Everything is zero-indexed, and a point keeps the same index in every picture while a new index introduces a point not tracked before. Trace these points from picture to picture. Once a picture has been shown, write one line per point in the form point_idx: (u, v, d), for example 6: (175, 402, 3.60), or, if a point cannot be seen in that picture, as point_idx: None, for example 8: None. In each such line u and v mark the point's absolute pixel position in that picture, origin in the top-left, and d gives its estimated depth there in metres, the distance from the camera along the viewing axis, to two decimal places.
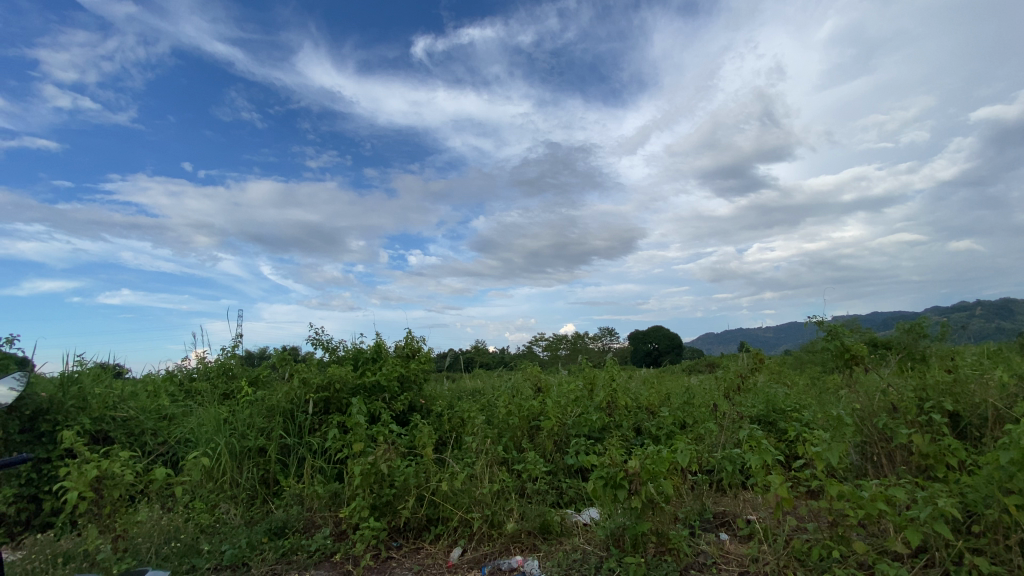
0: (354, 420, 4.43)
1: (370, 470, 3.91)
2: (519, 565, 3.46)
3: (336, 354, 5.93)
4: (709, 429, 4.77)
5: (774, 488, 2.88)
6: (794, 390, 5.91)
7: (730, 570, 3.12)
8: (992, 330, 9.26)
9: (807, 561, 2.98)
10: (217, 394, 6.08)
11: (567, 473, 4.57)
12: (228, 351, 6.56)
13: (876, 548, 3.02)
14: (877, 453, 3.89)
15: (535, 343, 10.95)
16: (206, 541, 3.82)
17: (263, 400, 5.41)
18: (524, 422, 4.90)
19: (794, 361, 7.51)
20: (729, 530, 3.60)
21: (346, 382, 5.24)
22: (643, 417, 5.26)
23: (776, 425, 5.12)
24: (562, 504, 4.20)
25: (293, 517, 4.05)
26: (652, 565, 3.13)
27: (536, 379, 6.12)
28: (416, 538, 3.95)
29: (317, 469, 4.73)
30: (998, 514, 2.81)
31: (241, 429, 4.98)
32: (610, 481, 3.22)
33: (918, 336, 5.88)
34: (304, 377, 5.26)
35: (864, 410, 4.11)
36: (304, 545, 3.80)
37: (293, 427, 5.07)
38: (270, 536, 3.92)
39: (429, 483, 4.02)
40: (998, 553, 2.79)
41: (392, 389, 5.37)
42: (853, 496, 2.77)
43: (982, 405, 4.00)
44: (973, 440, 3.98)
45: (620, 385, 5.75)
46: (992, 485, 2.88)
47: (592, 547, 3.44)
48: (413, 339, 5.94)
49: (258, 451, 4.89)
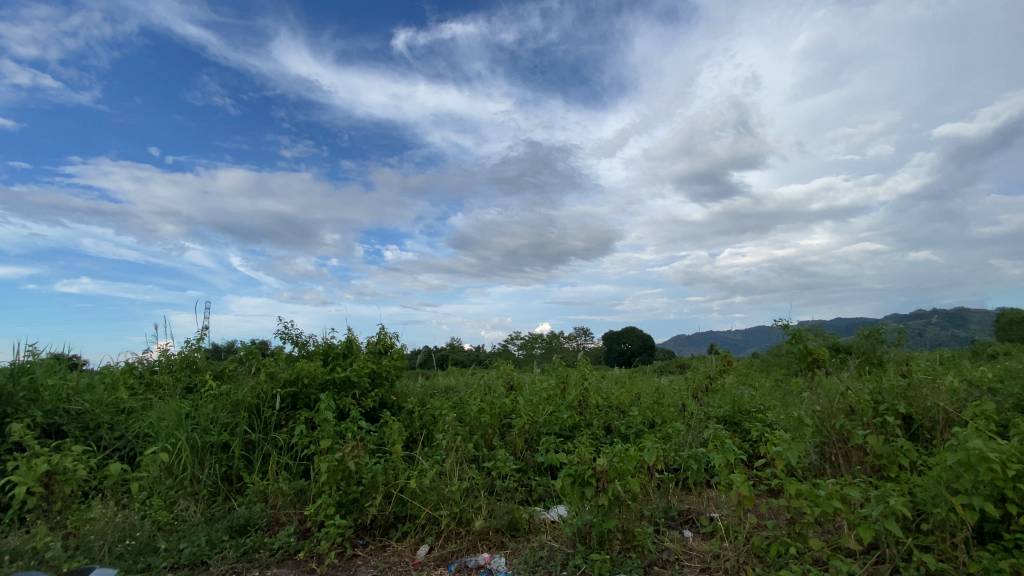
0: (322, 416, 4.36)
1: (336, 467, 3.84)
2: (485, 562, 3.47)
3: (306, 349, 5.82)
4: (676, 429, 4.85)
5: (736, 486, 2.96)
6: (760, 391, 6.07)
7: (691, 566, 3.19)
8: (948, 337, 9.74)
9: (765, 557, 3.07)
10: (180, 387, 5.88)
11: (537, 471, 4.59)
12: (193, 344, 6.35)
13: (831, 545, 3.13)
14: (835, 453, 4.03)
15: (510, 342, 10.98)
16: (163, 538, 3.71)
17: (228, 394, 5.28)
18: (496, 420, 4.91)
19: (760, 364, 7.72)
20: (692, 527, 3.68)
21: (315, 377, 5.16)
22: (613, 416, 5.34)
23: (740, 426, 5.23)
24: (530, 502, 4.22)
25: (256, 514, 3.95)
26: (617, 561, 3.18)
27: (509, 376, 6.14)
28: (382, 535, 3.91)
29: (283, 465, 4.64)
30: (945, 512, 2.95)
31: (203, 424, 4.82)
32: (578, 478, 3.25)
33: (877, 342, 6.04)
34: (271, 371, 5.14)
35: (824, 411, 4.27)
36: (267, 542, 3.73)
37: (258, 422, 4.95)
38: (231, 534, 3.82)
39: (397, 480, 3.99)
40: (945, 550, 2.94)
41: (363, 385, 5.31)
42: (810, 494, 2.87)
43: (934, 409, 4.18)
44: (924, 441, 4.18)
45: (593, 385, 5.81)
46: (940, 484, 3.03)
47: (559, 544, 3.47)
48: (386, 335, 5.88)
49: (221, 447, 4.77)
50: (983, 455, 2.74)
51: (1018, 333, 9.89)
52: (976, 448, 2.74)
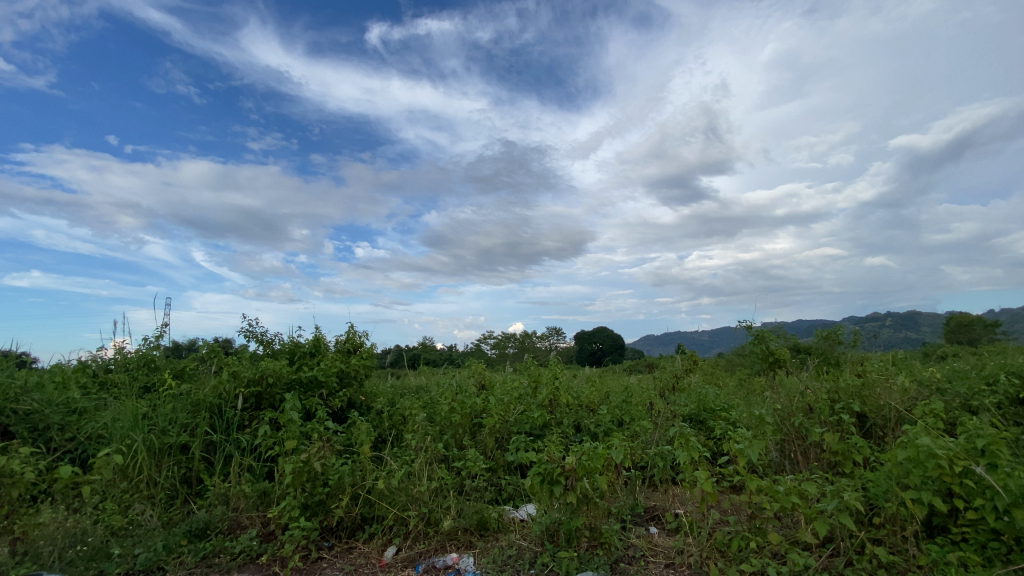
0: (288, 416, 4.25)
1: (302, 468, 3.75)
2: (453, 562, 3.45)
3: (271, 348, 5.68)
4: (644, 427, 4.94)
5: (700, 483, 3.04)
6: (724, 390, 6.25)
7: (656, 562, 3.25)
8: (901, 338, 10.24)
9: (727, 552, 3.17)
10: (137, 386, 5.64)
11: (507, 470, 4.60)
12: (152, 342, 6.09)
13: (788, 539, 3.23)
14: (794, 449, 4.18)
15: (483, 341, 10.97)
16: (117, 544, 3.55)
17: (188, 394, 5.09)
18: (467, 420, 4.89)
19: (725, 364, 7.94)
20: (658, 524, 3.75)
21: (281, 376, 5.04)
22: (583, 415, 5.40)
23: (705, 424, 5.36)
24: (500, 501, 4.22)
25: (216, 518, 3.82)
26: (584, 559, 3.21)
27: (480, 376, 6.13)
28: (349, 537, 3.85)
29: (246, 467, 4.51)
30: (896, 507, 3.10)
31: (161, 424, 4.63)
32: (547, 477, 3.28)
33: (834, 343, 6.26)
34: (234, 370, 4.99)
35: (784, 410, 4.42)
36: (228, 546, 3.62)
37: (220, 423, 4.79)
38: (189, 538, 3.69)
39: (365, 481, 3.93)
40: (895, 543, 3.09)
41: (331, 385, 5.22)
42: (770, 490, 2.98)
43: (886, 407, 4.39)
44: (877, 438, 4.38)
45: (563, 384, 5.86)
46: (891, 480, 3.19)
47: (527, 542, 3.49)
48: (355, 334, 5.79)
49: (181, 448, 4.59)
50: (931, 452, 2.88)
51: (965, 335, 10.49)
52: (925, 445, 2.89)
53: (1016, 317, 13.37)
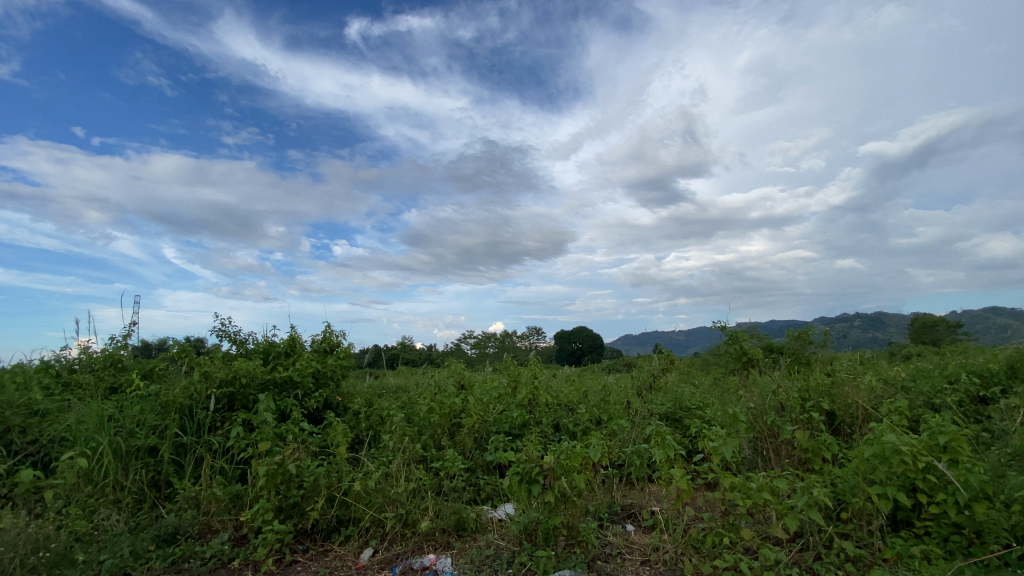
0: (261, 418, 4.16)
1: (276, 470, 3.69)
2: (431, 563, 3.42)
3: (244, 348, 5.57)
4: (621, 425, 4.99)
5: (675, 480, 3.09)
6: (700, 389, 6.36)
7: (632, 559, 3.29)
8: (868, 339, 10.59)
9: (701, 548, 3.23)
10: (103, 387, 5.45)
11: (486, 470, 4.59)
12: (119, 341, 5.89)
13: (760, 534, 3.30)
14: (766, 447, 4.28)
15: (463, 341, 10.94)
16: (82, 549, 3.42)
17: (158, 395, 4.94)
18: (445, 420, 4.86)
19: (700, 363, 8.08)
20: (634, 522, 3.80)
21: (254, 377, 4.93)
22: (561, 414, 5.43)
23: (681, 422, 5.44)
24: (478, 501, 4.22)
25: (186, 522, 3.72)
26: (562, 557, 3.23)
27: (459, 376, 6.11)
28: (324, 540, 3.79)
29: (217, 470, 4.40)
30: (862, 502, 3.20)
31: (128, 427, 4.47)
32: (525, 477, 3.30)
33: (806, 343, 6.44)
34: (206, 370, 4.87)
35: (756, 408, 4.53)
36: (198, 551, 3.53)
37: (191, 424, 4.65)
38: (157, 543, 3.58)
39: (341, 482, 3.88)
40: (862, 537, 3.19)
41: (306, 385, 5.14)
42: (743, 487, 3.05)
43: (854, 405, 4.53)
44: (845, 435, 4.52)
45: (543, 384, 5.89)
46: (858, 476, 3.29)
47: (505, 542, 3.50)
48: (332, 333, 5.71)
49: (149, 451, 4.46)
50: (895, 448, 3.00)
51: (929, 336, 10.90)
52: (890, 442, 3.00)
53: (976, 318, 13.98)
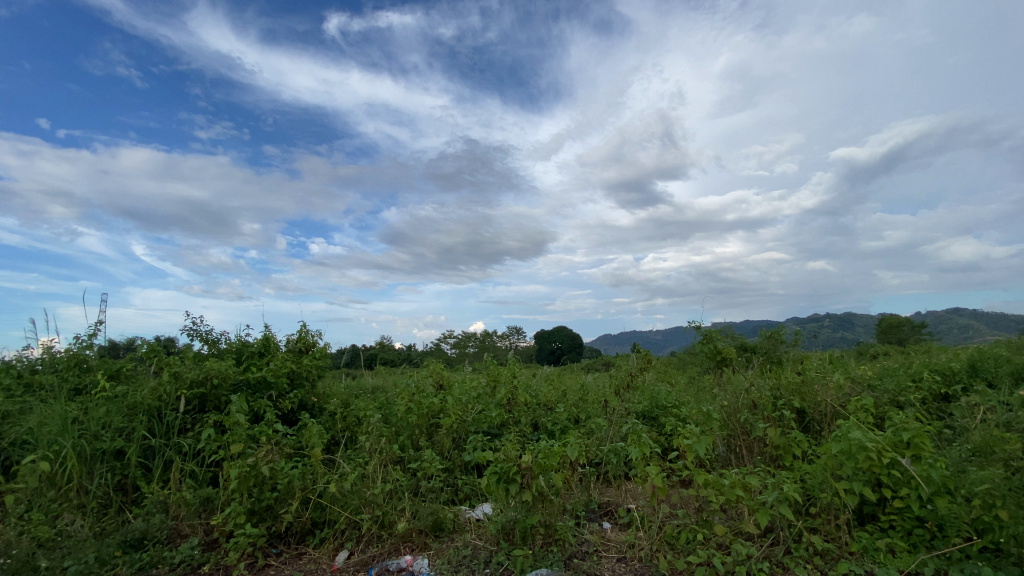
0: (233, 419, 4.06)
1: (248, 473, 3.61)
2: (407, 564, 3.40)
3: (216, 347, 5.44)
4: (599, 424, 5.04)
5: (651, 478, 3.14)
6: (676, 387, 6.46)
7: (609, 557, 3.32)
8: (838, 339, 10.92)
9: (676, 544, 3.28)
10: (67, 389, 5.25)
11: (464, 470, 4.58)
12: (84, 341, 5.69)
13: (733, 530, 3.37)
14: (739, 444, 4.37)
15: (442, 341, 10.88)
16: (45, 556, 3.29)
17: (125, 396, 4.79)
18: (423, 420, 4.83)
19: (677, 362, 8.20)
20: (611, 519, 3.84)
21: (227, 377, 4.82)
22: (540, 414, 5.45)
23: (657, 420, 5.53)
24: (456, 501, 4.20)
25: (155, 527, 3.61)
26: (538, 556, 3.25)
27: (438, 376, 6.08)
28: (298, 543, 3.73)
29: (187, 473, 4.29)
30: (830, 497, 3.30)
31: (93, 429, 4.32)
32: (503, 476, 3.30)
33: (777, 342, 6.67)
34: (176, 371, 4.73)
35: (730, 406, 4.63)
36: (167, 557, 3.43)
37: (159, 426, 4.52)
38: (124, 549, 3.47)
39: (316, 484, 3.82)
40: (830, 531, 3.28)
41: (281, 386, 5.05)
42: (716, 483, 3.11)
43: (823, 403, 4.67)
44: (814, 433, 4.65)
45: (522, 383, 5.91)
46: (827, 472, 3.39)
47: (482, 542, 3.49)
48: (307, 333, 5.63)
49: (115, 454, 4.31)
50: (861, 444, 3.11)
51: (895, 336, 11.28)
52: (856, 438, 3.11)
53: (939, 319, 14.54)
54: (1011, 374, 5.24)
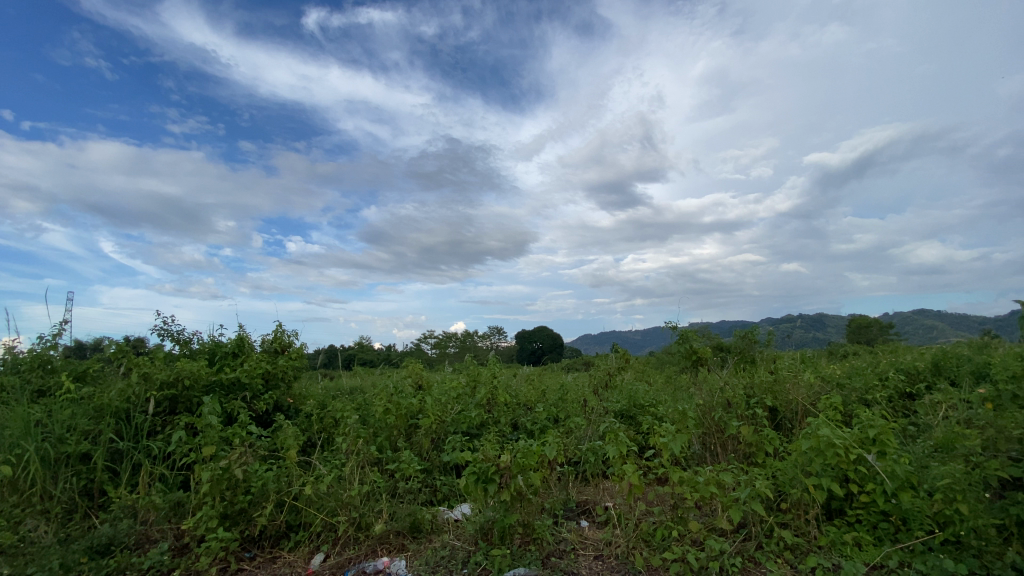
0: (205, 421, 3.97)
1: (221, 476, 3.54)
2: (384, 566, 3.37)
3: (188, 348, 5.31)
4: (577, 423, 5.09)
5: (628, 476, 3.18)
6: (654, 386, 6.56)
7: (586, 554, 3.35)
8: (810, 339, 11.21)
9: (651, 541, 3.33)
10: (30, 391, 5.06)
11: (442, 470, 4.57)
12: (48, 341, 5.48)
13: (707, 526, 3.44)
14: (713, 442, 4.46)
15: (423, 341, 10.83)
16: (5, 564, 3.17)
17: (92, 398, 4.63)
18: (402, 421, 4.80)
19: (655, 361, 8.31)
20: (589, 518, 3.87)
21: (199, 378, 4.71)
22: (520, 413, 5.46)
23: (635, 419, 5.60)
24: (434, 502, 4.19)
25: (122, 532, 3.51)
26: (516, 555, 3.26)
27: (417, 376, 6.04)
28: (272, 547, 3.67)
29: (157, 476, 4.17)
30: (800, 492, 3.39)
31: (58, 432, 4.17)
32: (481, 476, 3.31)
33: (751, 342, 6.83)
34: (145, 372, 4.60)
35: (705, 405, 4.72)
36: (135, 563, 3.34)
37: (128, 429, 4.39)
38: (90, 555, 3.36)
39: (291, 487, 3.76)
40: (799, 526, 3.37)
41: (255, 387, 4.95)
42: (691, 481, 3.17)
43: (794, 402, 4.80)
44: (786, 430, 4.77)
45: (502, 383, 5.91)
46: (797, 468, 3.49)
47: (460, 542, 3.49)
48: (283, 333, 5.53)
49: (81, 457, 4.17)
50: (830, 441, 3.21)
51: (864, 336, 11.63)
52: (825, 436, 3.20)
53: (906, 320, 15.09)
54: (971, 373, 5.46)
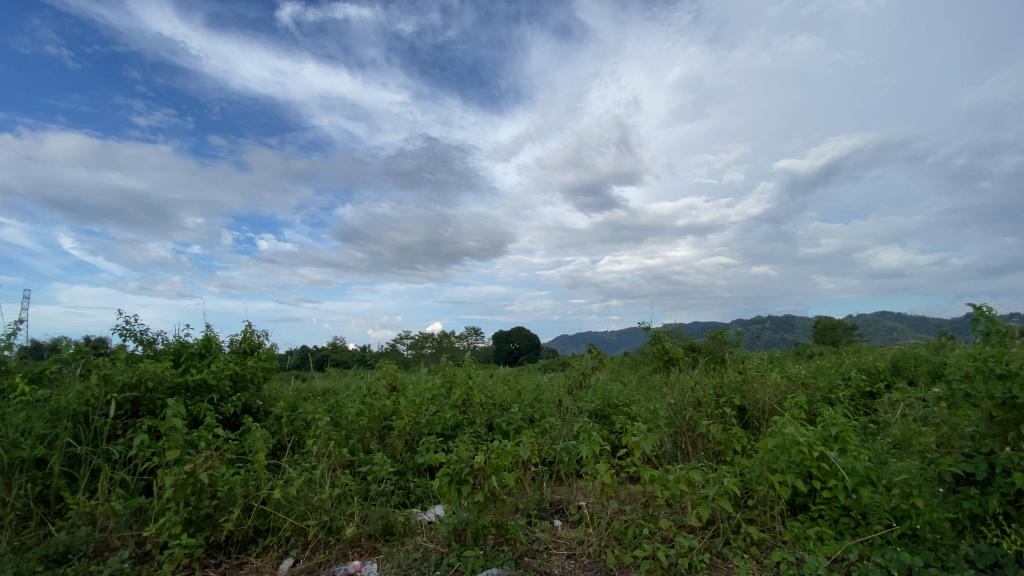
0: (170, 424, 3.85)
1: (185, 481, 3.44)
2: (355, 570, 3.33)
3: (153, 348, 5.15)
4: (552, 423, 5.12)
5: (600, 475, 3.21)
6: (627, 386, 6.66)
7: (558, 553, 3.38)
8: (779, 339, 11.54)
9: (623, 539, 3.38)
10: None
11: (416, 472, 4.54)
12: (2, 341, 5.23)
13: (677, 523, 3.51)
14: (684, 441, 4.56)
15: (398, 342, 10.74)
16: None
17: (48, 400, 4.44)
18: (375, 422, 4.76)
19: (629, 362, 8.44)
20: (562, 517, 3.91)
21: (163, 380, 4.57)
22: (495, 414, 5.47)
23: (609, 418, 5.68)
24: (407, 504, 4.15)
25: (80, 540, 3.36)
26: (489, 556, 3.26)
27: (392, 377, 5.99)
28: (240, 552, 3.58)
29: (118, 482, 4.02)
30: (766, 489, 3.49)
31: (9, 436, 3.95)
32: (455, 477, 3.31)
33: (721, 343, 7.00)
34: (106, 373, 4.44)
35: (676, 404, 4.82)
36: (94, 572, 3.21)
37: (86, 432, 4.21)
38: (45, 564, 3.23)
39: (259, 491, 3.68)
40: (765, 521, 3.47)
41: (223, 389, 4.83)
42: (661, 479, 3.23)
43: (762, 401, 4.94)
44: (754, 428, 4.91)
45: (477, 384, 5.92)
46: (762, 466, 3.59)
47: (433, 544, 3.48)
48: (252, 333, 5.42)
49: (36, 463, 3.99)
50: (794, 440, 3.31)
51: (829, 337, 12.05)
52: (790, 434, 3.31)
53: (869, 322, 15.67)
54: (928, 373, 5.71)
